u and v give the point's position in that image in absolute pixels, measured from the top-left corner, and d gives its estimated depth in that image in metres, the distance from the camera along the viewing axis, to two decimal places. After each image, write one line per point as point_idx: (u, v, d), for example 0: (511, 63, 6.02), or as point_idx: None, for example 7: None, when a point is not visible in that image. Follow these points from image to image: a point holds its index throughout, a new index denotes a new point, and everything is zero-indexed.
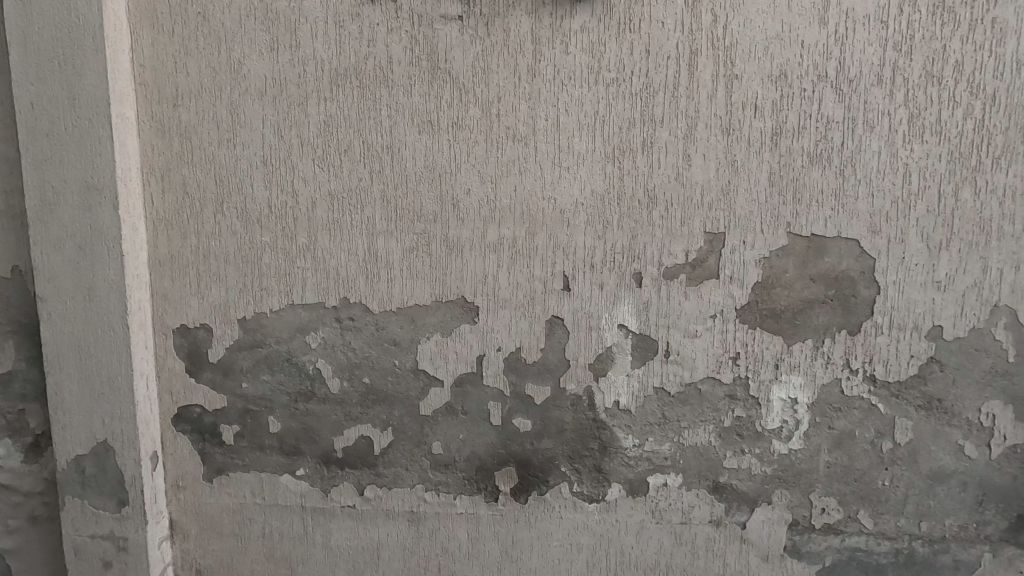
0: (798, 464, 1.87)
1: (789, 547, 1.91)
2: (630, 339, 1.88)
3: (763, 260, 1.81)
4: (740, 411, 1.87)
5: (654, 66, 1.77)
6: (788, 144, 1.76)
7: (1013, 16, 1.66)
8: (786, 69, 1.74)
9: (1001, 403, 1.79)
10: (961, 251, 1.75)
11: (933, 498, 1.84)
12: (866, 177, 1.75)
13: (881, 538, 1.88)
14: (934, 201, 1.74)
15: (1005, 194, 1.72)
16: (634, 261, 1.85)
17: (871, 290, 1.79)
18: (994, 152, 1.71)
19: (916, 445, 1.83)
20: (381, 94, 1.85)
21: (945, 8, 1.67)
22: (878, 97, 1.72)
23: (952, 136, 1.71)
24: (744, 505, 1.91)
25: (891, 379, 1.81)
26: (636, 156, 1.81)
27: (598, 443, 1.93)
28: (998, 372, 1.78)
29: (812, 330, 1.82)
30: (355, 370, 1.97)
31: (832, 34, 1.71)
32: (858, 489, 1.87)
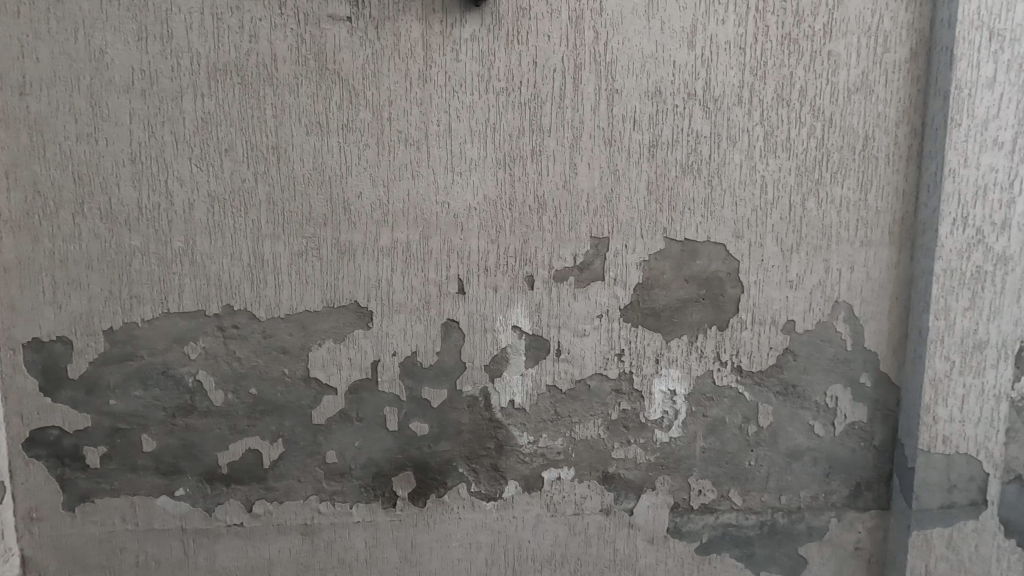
0: (677, 451, 2.03)
1: (671, 528, 2.06)
2: (523, 339, 1.94)
3: (643, 262, 1.94)
4: (626, 404, 2.00)
5: (542, 77, 1.85)
6: (663, 155, 1.91)
7: (844, 50, 1.91)
8: (660, 86, 1.88)
9: (842, 386, 2.05)
10: (808, 254, 1.98)
11: (791, 473, 2.07)
12: (730, 187, 1.94)
13: (749, 513, 2.08)
14: (786, 209, 1.96)
15: (842, 204, 1.98)
16: (525, 264, 1.91)
17: (737, 289, 1.98)
18: (832, 168, 1.96)
19: (776, 427, 2.05)
20: (264, 92, 1.78)
21: (791, 39, 1.89)
22: (738, 115, 1.91)
23: (799, 152, 1.94)
24: (631, 492, 2.03)
25: (754, 368, 2.02)
26: (526, 164, 1.88)
27: (494, 443, 1.97)
28: (839, 359, 2.04)
29: (687, 327, 1.98)
30: (240, 380, 1.87)
31: (699, 57, 1.88)
32: (729, 470, 2.06)
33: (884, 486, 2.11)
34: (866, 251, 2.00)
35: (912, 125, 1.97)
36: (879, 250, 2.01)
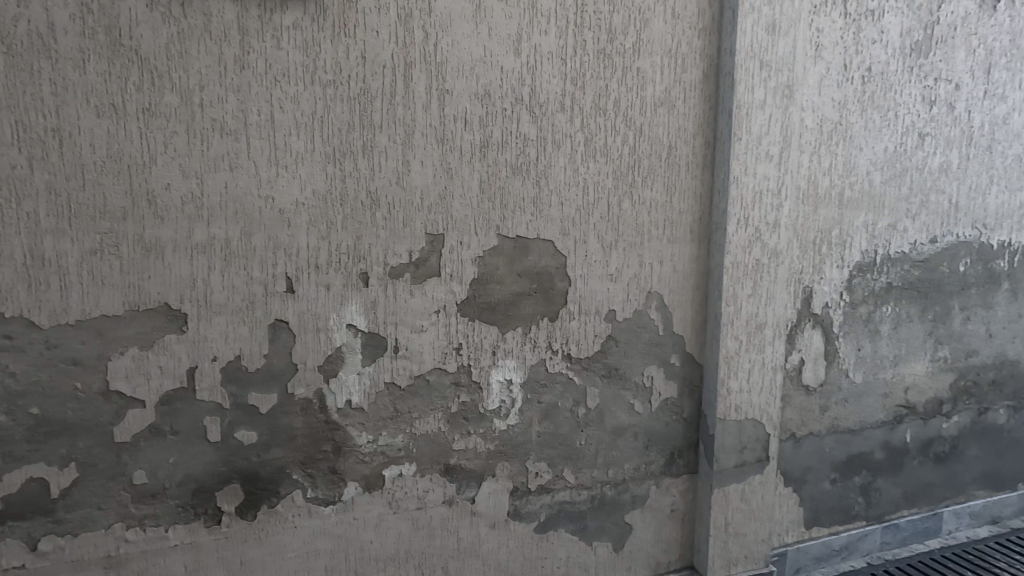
0: (515, 437, 2.14)
1: (511, 511, 2.17)
2: (360, 338, 1.91)
3: (477, 258, 2.02)
4: (465, 396, 2.06)
5: (371, 73, 1.83)
6: (494, 155, 2.00)
7: (650, 68, 2.15)
8: (489, 89, 1.96)
9: (656, 367, 2.31)
10: (625, 250, 2.20)
11: (616, 449, 2.29)
12: (556, 188, 2.08)
13: (581, 489, 2.26)
14: (605, 209, 2.16)
15: (652, 205, 2.22)
16: (359, 261, 1.89)
17: (564, 282, 2.14)
18: (643, 173, 2.19)
19: (603, 407, 2.25)
20: (40, 66, 1.55)
21: (605, 55, 2.09)
22: (562, 122, 2.06)
23: (615, 158, 2.15)
24: (473, 481, 2.10)
25: (582, 355, 2.20)
26: (357, 159, 1.85)
27: (331, 445, 1.92)
28: (653, 343, 2.29)
29: (521, 319, 2.10)
30: (17, 400, 1.61)
31: (525, 64, 1.99)
32: (563, 451, 2.22)
33: (692, 453, 2.42)
34: (673, 247, 2.28)
35: (705, 138, 2.28)
36: (682, 246, 2.29)
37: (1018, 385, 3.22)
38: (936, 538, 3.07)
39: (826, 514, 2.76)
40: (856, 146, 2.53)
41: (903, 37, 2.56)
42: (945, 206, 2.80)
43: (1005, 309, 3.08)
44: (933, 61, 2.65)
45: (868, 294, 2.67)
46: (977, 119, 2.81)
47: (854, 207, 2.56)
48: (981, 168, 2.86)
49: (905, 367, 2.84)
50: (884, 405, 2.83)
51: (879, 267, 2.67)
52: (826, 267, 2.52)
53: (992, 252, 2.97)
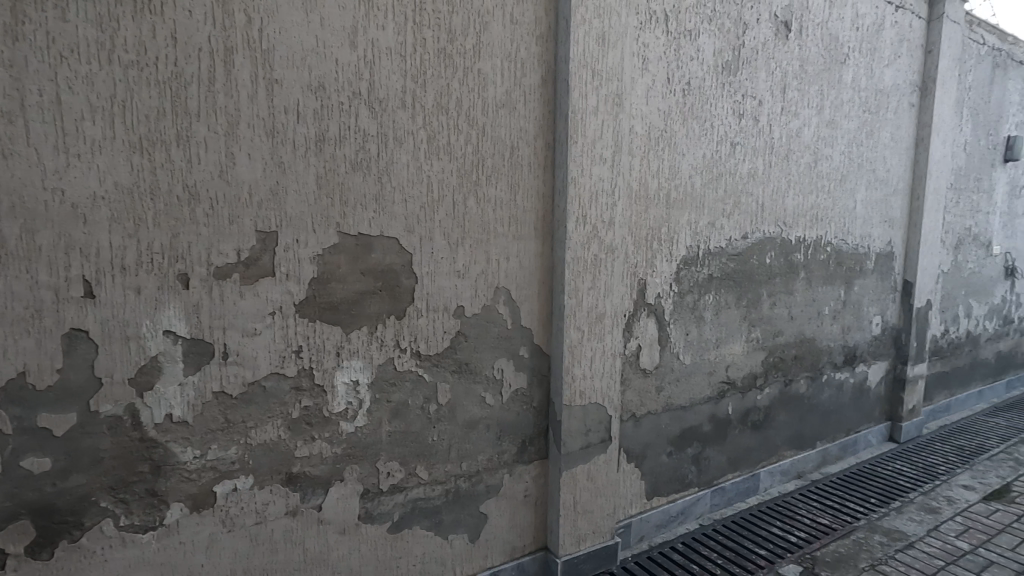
0: (364, 439, 2.10)
1: (362, 514, 2.12)
2: (181, 345, 1.75)
3: (316, 257, 1.94)
4: (307, 401, 1.98)
5: (184, 56, 1.68)
6: (331, 150, 1.93)
7: (490, 70, 2.22)
8: (323, 82, 1.89)
9: (506, 359, 2.41)
10: (471, 247, 2.26)
11: (469, 441, 2.36)
12: (399, 185, 2.07)
13: (434, 484, 2.29)
14: (450, 207, 2.19)
15: (496, 203, 2.31)
16: (177, 261, 1.72)
17: (411, 280, 2.14)
18: (486, 172, 2.26)
19: (454, 402, 2.30)
20: None
21: (446, 54, 2.11)
22: (403, 118, 2.05)
23: (458, 156, 2.19)
24: (318, 488, 2.03)
25: (431, 352, 2.22)
26: (170, 149, 1.69)
27: (149, 465, 1.74)
28: (502, 337, 2.39)
29: (366, 318, 2.06)
30: None
31: (362, 58, 1.95)
32: (414, 449, 2.23)
33: (542, 439, 2.57)
34: (518, 244, 2.38)
35: (546, 141, 2.41)
36: (527, 243, 2.40)
37: (814, 358, 3.81)
38: (754, 496, 3.54)
39: (663, 483, 3.07)
40: (679, 153, 2.84)
41: (716, 57, 2.91)
42: (753, 207, 3.23)
43: (802, 294, 3.63)
44: (741, 80, 3.03)
45: (693, 284, 3.02)
46: (777, 132, 3.27)
47: (679, 208, 2.89)
48: (780, 174, 3.34)
49: (726, 347, 3.24)
50: (710, 382, 3.21)
51: (701, 260, 3.03)
52: (657, 261, 2.83)
53: (791, 246, 3.48)
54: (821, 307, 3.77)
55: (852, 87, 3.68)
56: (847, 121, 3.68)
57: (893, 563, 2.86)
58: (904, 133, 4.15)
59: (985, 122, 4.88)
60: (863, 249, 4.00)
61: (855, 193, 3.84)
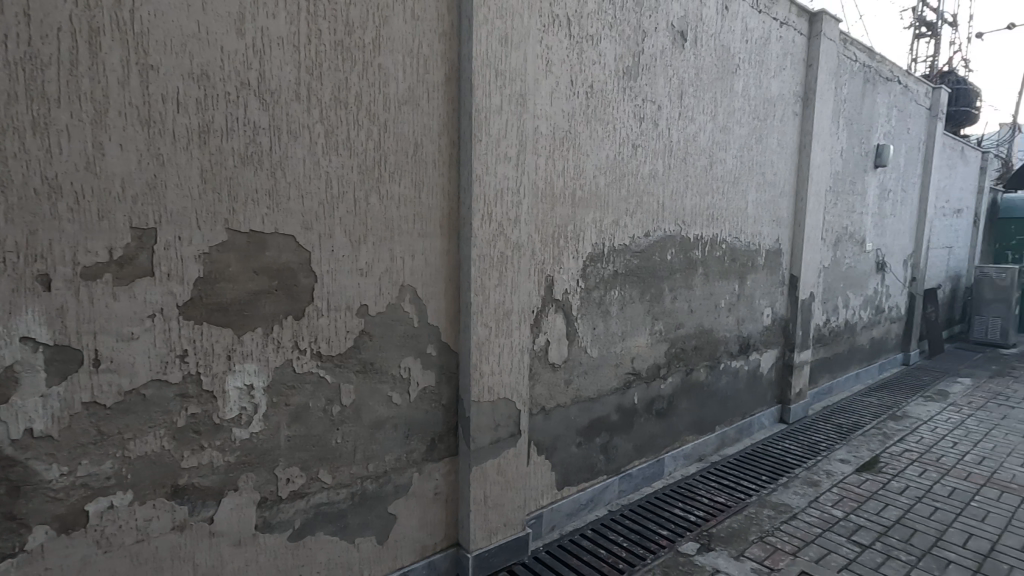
0: (261, 445, 2.02)
1: (259, 524, 2.04)
2: (42, 353, 1.59)
3: (203, 255, 1.84)
4: (194, 408, 1.87)
5: (39, 35, 1.52)
6: (217, 143, 1.83)
7: (391, 65, 2.19)
8: (207, 70, 1.79)
9: (412, 357, 2.40)
10: (374, 245, 2.23)
11: (375, 442, 2.33)
12: (295, 180, 2.00)
13: (338, 487, 2.24)
14: (351, 203, 2.14)
15: (400, 201, 2.28)
16: (36, 261, 1.57)
17: (309, 278, 2.08)
18: (389, 169, 2.24)
19: (358, 403, 2.26)
20: None
21: (343, 47, 2.06)
22: (298, 111, 1.98)
23: (359, 152, 2.14)
24: (210, 500, 1.92)
25: (333, 352, 2.16)
26: (24, 137, 1.53)
27: (7, 485, 1.56)
28: (408, 335, 2.38)
29: (260, 319, 1.98)
30: None
31: (251, 47, 1.86)
32: (317, 452, 2.16)
33: (452, 436, 2.58)
34: (423, 242, 2.37)
35: (450, 138, 2.41)
36: (432, 240, 2.40)
37: (712, 348, 4.08)
38: (660, 480, 3.74)
39: (573, 473, 3.18)
40: (583, 153, 2.94)
41: (617, 62, 3.04)
42: (654, 206, 3.41)
43: (701, 288, 3.88)
44: (640, 85, 3.19)
45: (599, 280, 3.15)
46: (675, 135, 3.47)
47: (584, 206, 2.99)
48: (679, 175, 3.54)
49: (631, 340, 3.40)
50: (616, 373, 3.35)
51: (606, 257, 3.16)
52: (563, 258, 2.92)
53: (690, 243, 3.71)
54: (717, 300, 4.05)
55: (743, 96, 3.97)
56: (739, 127, 3.97)
57: (778, 534, 3.13)
58: (789, 139, 4.53)
59: (858, 131, 5.43)
60: (755, 245, 4.33)
61: (746, 195, 4.15)
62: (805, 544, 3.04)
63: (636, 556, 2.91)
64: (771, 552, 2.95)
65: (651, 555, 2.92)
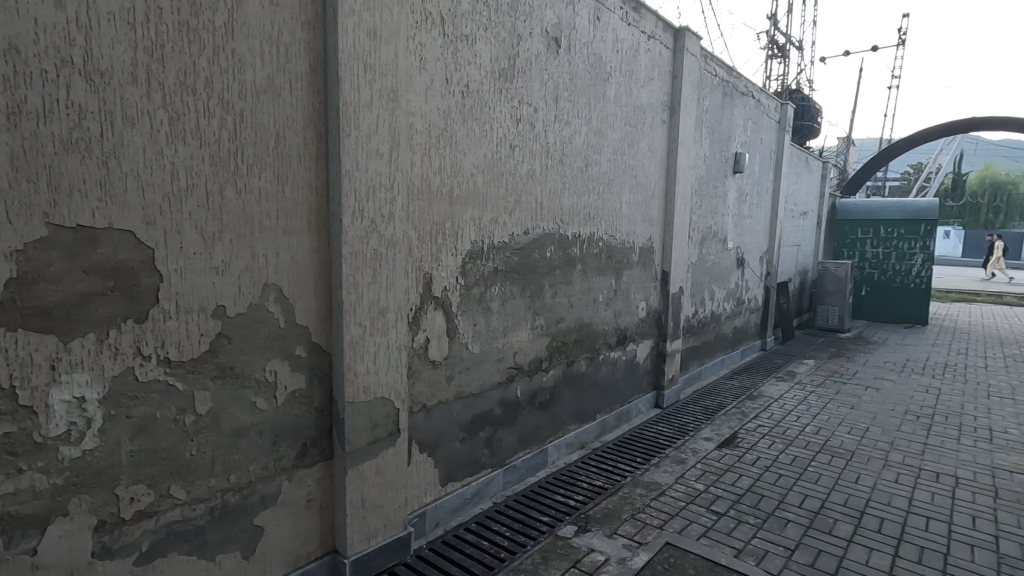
0: (97, 463, 1.82)
1: (96, 551, 1.84)
2: None
3: (15, 253, 1.62)
4: (8, 427, 1.64)
5: None
6: (32, 126, 1.62)
7: (247, 52, 2.07)
8: (16, 43, 1.58)
9: (279, 360, 2.29)
10: (232, 242, 2.09)
11: (237, 451, 2.19)
12: (133, 170, 1.82)
13: (194, 503, 2.08)
14: (204, 197, 2.00)
15: (261, 195, 2.17)
16: None
17: (154, 278, 1.91)
18: (247, 161, 2.12)
19: (217, 411, 2.12)
20: None
21: (190, 28, 1.91)
22: (134, 95, 1.81)
23: (211, 142, 2.01)
24: (32, 529, 1.70)
25: (184, 357, 2.01)
26: None
27: None
28: (273, 337, 2.26)
29: (93, 323, 1.78)
30: None
31: (73, 20, 1.67)
32: (168, 466, 2.00)
33: (325, 440, 2.50)
34: (288, 239, 2.27)
35: (317, 132, 2.33)
36: (299, 237, 2.31)
37: (592, 340, 4.30)
38: (544, 469, 3.89)
39: (458, 469, 3.20)
40: (460, 151, 2.97)
41: (492, 63, 3.10)
42: (532, 204, 3.52)
43: (580, 284, 4.07)
44: (516, 87, 3.28)
45: (479, 277, 3.20)
46: (551, 137, 3.61)
47: (463, 204, 3.03)
48: (556, 175, 3.70)
49: (512, 335, 3.50)
50: (499, 368, 3.43)
51: (486, 254, 3.22)
52: (442, 256, 2.94)
53: (568, 241, 3.88)
54: (596, 295, 4.28)
55: (615, 102, 4.23)
56: (612, 132, 4.22)
57: (647, 510, 3.38)
58: (659, 145, 4.89)
59: (718, 140, 5.98)
60: (629, 243, 4.63)
61: (620, 196, 4.42)
62: (671, 517, 3.31)
63: (518, 544, 3.00)
64: (641, 527, 3.18)
65: (531, 542, 3.02)
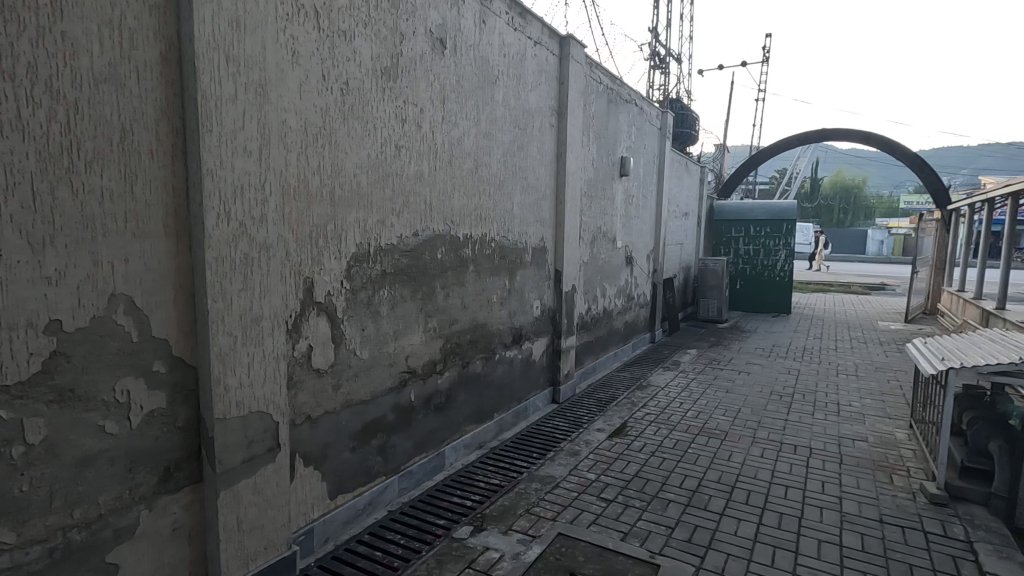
0: None
1: None
2: None
3: None
4: None
5: None
6: None
7: (82, 35, 1.86)
8: None
9: (133, 378, 2.08)
10: (68, 248, 1.86)
11: (83, 483, 1.96)
12: None
13: (29, 546, 1.83)
14: (29, 197, 1.76)
15: (104, 195, 1.95)
16: None
17: None
18: (86, 157, 1.89)
19: (55, 439, 1.87)
20: None
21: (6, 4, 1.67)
22: None
23: (38, 136, 1.77)
24: None
25: (9, 381, 1.75)
26: None
27: None
28: (124, 353, 2.05)
29: None
30: None
31: None
32: None
33: (193, 461, 2.30)
34: (140, 244, 2.07)
35: (172, 126, 2.14)
36: (153, 242, 2.10)
37: (487, 341, 4.34)
38: (441, 472, 3.86)
39: (348, 480, 3.09)
40: (341, 150, 2.87)
41: (373, 61, 3.03)
42: (421, 206, 3.48)
43: (473, 285, 4.09)
44: (400, 86, 3.23)
45: (366, 281, 3.11)
46: (439, 138, 3.59)
47: (346, 205, 2.93)
48: (446, 176, 3.68)
49: (404, 339, 3.43)
50: (390, 373, 3.35)
51: (373, 257, 3.14)
52: (324, 259, 2.81)
53: (459, 242, 3.88)
54: (490, 296, 4.32)
55: (503, 105, 4.29)
56: (501, 135, 4.28)
57: (542, 504, 3.47)
58: (548, 148, 5.04)
59: (605, 144, 6.28)
60: (522, 244, 4.72)
61: (511, 197, 4.50)
62: (564, 508, 3.42)
63: (412, 550, 2.95)
64: (535, 521, 3.26)
65: (426, 546, 2.99)
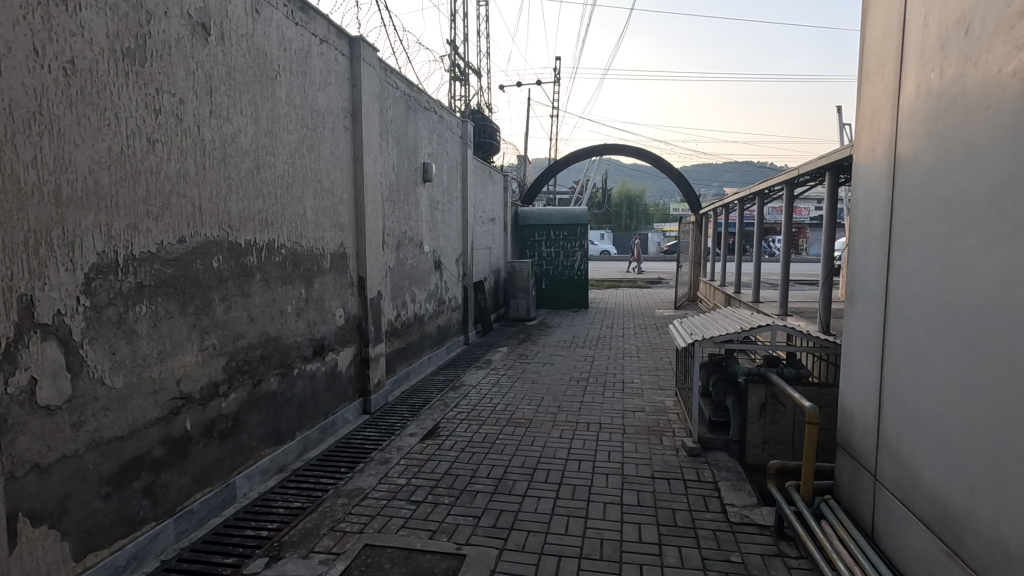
0: None
1: None
2: None
3: None
4: None
5: None
6: None
7: None
8: None
9: None
10: None
11: None
12: None
13: None
14: None
15: None
16: None
17: None
18: None
19: None
20: None
21: None
22: None
23: None
24: None
25: None
26: None
27: None
28: None
29: None
30: None
31: None
32: None
33: None
34: None
35: None
36: None
37: (282, 355, 4.01)
38: (231, 506, 3.46)
39: (102, 534, 2.59)
40: (69, 141, 2.40)
41: (111, 40, 2.60)
42: (188, 208, 3.09)
43: (260, 296, 3.76)
44: (151, 72, 2.83)
45: (114, 296, 2.64)
46: (207, 133, 3.23)
47: (79, 207, 2.46)
48: (219, 177, 3.33)
49: (173, 361, 3.00)
50: (156, 402, 2.90)
51: (123, 268, 2.69)
52: (50, 271, 2.33)
53: (241, 249, 3.54)
54: (283, 306, 4.01)
55: (287, 103, 4.03)
56: (286, 134, 4.01)
57: (348, 518, 3.32)
58: (343, 150, 4.87)
59: (405, 149, 6.29)
60: (318, 250, 4.48)
61: (303, 200, 4.24)
62: (372, 518, 3.32)
63: None
64: (339, 538, 3.10)
65: None
